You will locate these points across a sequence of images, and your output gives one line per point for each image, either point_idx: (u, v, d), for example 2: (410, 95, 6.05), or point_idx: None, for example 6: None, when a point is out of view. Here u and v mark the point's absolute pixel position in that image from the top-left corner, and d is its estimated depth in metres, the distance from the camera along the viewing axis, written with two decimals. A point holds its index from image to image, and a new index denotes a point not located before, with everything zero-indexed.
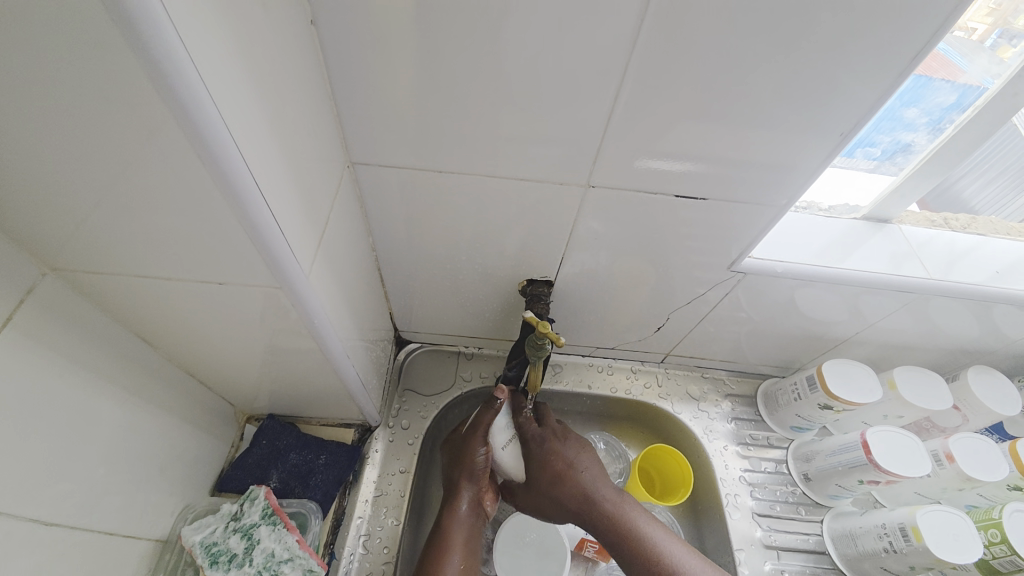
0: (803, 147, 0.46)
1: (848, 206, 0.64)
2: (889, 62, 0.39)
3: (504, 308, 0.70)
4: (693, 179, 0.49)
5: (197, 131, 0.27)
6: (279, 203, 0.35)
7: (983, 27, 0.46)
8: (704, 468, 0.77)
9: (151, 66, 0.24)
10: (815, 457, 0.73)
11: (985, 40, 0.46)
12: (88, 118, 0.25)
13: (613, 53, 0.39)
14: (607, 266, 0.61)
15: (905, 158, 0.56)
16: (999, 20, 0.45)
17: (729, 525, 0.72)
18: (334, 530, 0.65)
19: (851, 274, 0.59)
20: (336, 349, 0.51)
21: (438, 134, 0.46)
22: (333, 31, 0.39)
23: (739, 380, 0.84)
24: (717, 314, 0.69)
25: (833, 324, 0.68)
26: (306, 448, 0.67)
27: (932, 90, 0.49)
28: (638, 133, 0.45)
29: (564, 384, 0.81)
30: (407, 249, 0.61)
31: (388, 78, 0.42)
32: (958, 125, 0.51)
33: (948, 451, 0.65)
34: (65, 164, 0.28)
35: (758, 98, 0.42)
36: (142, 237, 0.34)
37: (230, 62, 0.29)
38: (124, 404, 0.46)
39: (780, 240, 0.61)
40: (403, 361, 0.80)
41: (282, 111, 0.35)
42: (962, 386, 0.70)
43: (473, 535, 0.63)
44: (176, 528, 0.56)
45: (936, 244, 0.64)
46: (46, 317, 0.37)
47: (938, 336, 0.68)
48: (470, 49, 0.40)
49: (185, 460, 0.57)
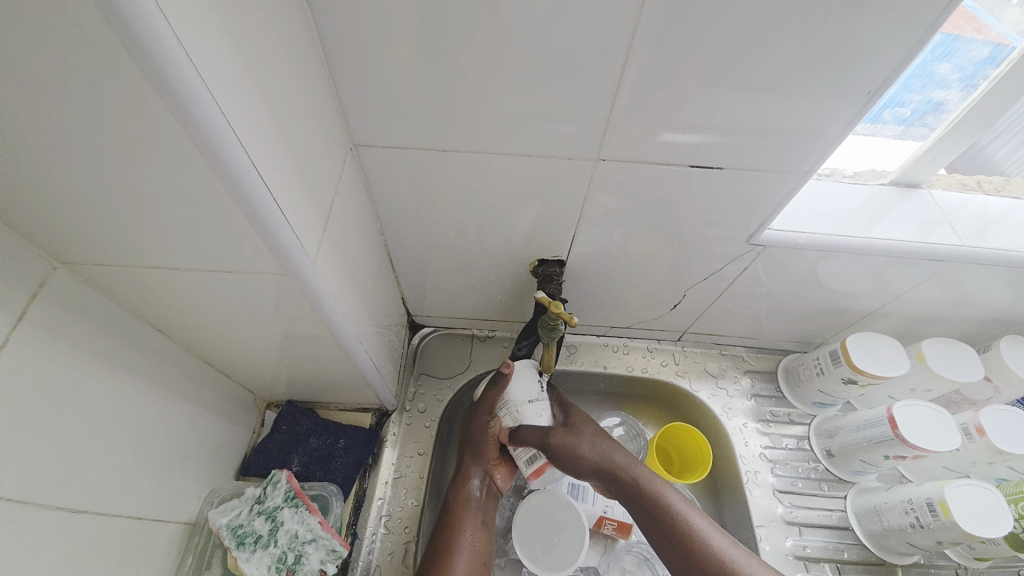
0: (825, 110, 0.43)
1: (875, 171, 0.61)
2: (921, 14, 0.36)
3: (515, 290, 0.70)
4: (709, 150, 0.47)
5: (193, 120, 0.26)
6: (280, 189, 0.34)
7: None
8: (723, 445, 0.77)
9: (135, 50, 0.23)
10: (839, 433, 0.72)
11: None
12: (78, 109, 0.25)
13: (621, 17, 0.37)
14: (621, 244, 0.60)
15: (936, 119, 0.52)
16: None
17: (750, 502, 0.72)
18: (355, 511, 0.66)
19: (878, 243, 0.56)
20: (348, 334, 0.51)
21: (441, 113, 0.45)
22: (327, 8, 0.38)
23: (759, 356, 0.83)
24: (735, 290, 0.67)
25: (858, 297, 0.66)
26: (325, 433, 0.69)
27: (964, 44, 0.45)
28: (649, 105, 0.43)
29: (579, 364, 0.80)
30: (416, 233, 0.60)
31: (387, 57, 0.41)
32: (991, 82, 0.47)
33: (979, 424, 0.63)
34: (63, 156, 0.27)
35: (777, 62, 0.39)
36: (148, 228, 0.33)
37: (219, 43, 0.27)
38: (146, 394, 0.47)
39: (803, 211, 0.59)
40: (418, 346, 0.80)
41: (278, 96, 0.34)
42: (994, 356, 0.67)
43: (488, 508, 0.64)
44: (203, 512, 0.57)
45: (969, 209, 0.60)
46: (61, 310, 0.37)
47: (970, 306, 0.66)
48: (469, 22, 0.38)
49: (209, 447, 0.59)
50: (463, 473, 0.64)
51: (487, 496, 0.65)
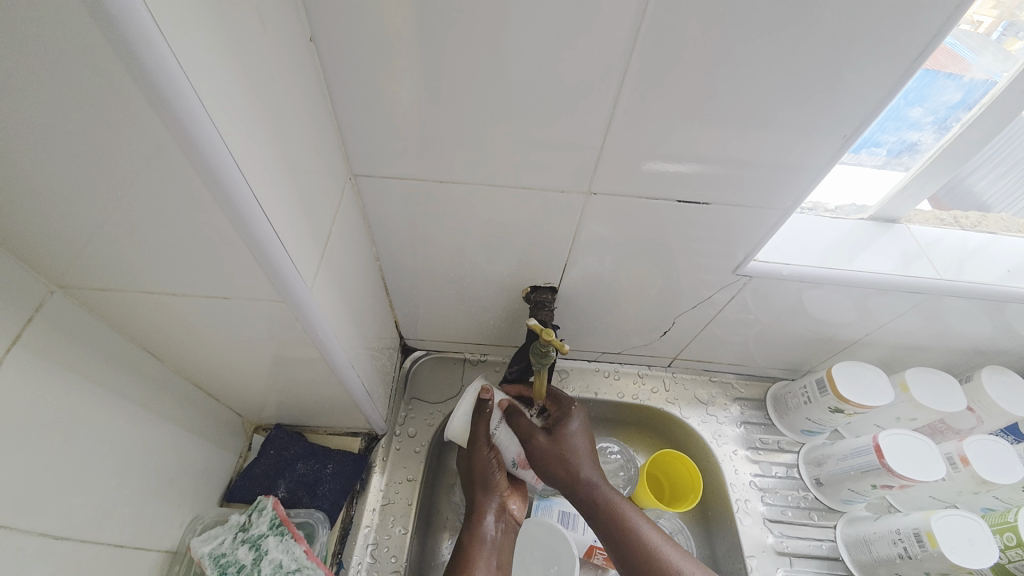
0: (807, 147, 0.45)
1: (855, 206, 0.63)
2: (891, 63, 0.39)
3: (508, 315, 0.70)
4: (696, 183, 0.49)
5: (199, 154, 0.27)
6: (281, 217, 0.35)
7: (989, 20, 0.45)
8: (714, 472, 0.76)
9: (147, 87, 0.24)
10: (827, 461, 0.72)
11: (991, 33, 0.45)
12: (90, 142, 0.26)
13: (612, 60, 0.39)
14: (612, 271, 0.61)
15: (911, 158, 0.55)
16: (1005, 13, 0.44)
17: (740, 531, 0.71)
18: (341, 539, 0.65)
19: (859, 275, 0.58)
20: (340, 358, 0.52)
21: (439, 144, 0.47)
22: (333, 47, 0.40)
23: (748, 383, 0.83)
24: (723, 317, 0.68)
25: (842, 326, 0.67)
26: (313, 458, 0.68)
27: (936, 88, 0.48)
28: (638, 140, 0.45)
29: (570, 390, 0.80)
30: (410, 259, 0.61)
31: (388, 91, 0.43)
32: (964, 124, 0.50)
33: (963, 453, 0.64)
34: (69, 184, 0.28)
35: (758, 104, 0.42)
36: (148, 255, 0.34)
37: (229, 80, 0.29)
38: (132, 418, 0.46)
39: (787, 242, 0.61)
40: (409, 370, 0.80)
41: (282, 128, 0.36)
42: (976, 387, 0.68)
43: (504, 545, 0.62)
44: (185, 539, 0.56)
45: (944, 243, 0.63)
46: (54, 334, 0.37)
47: (951, 337, 0.67)
48: (471, 63, 0.40)
49: (194, 471, 0.57)
50: (477, 511, 0.62)
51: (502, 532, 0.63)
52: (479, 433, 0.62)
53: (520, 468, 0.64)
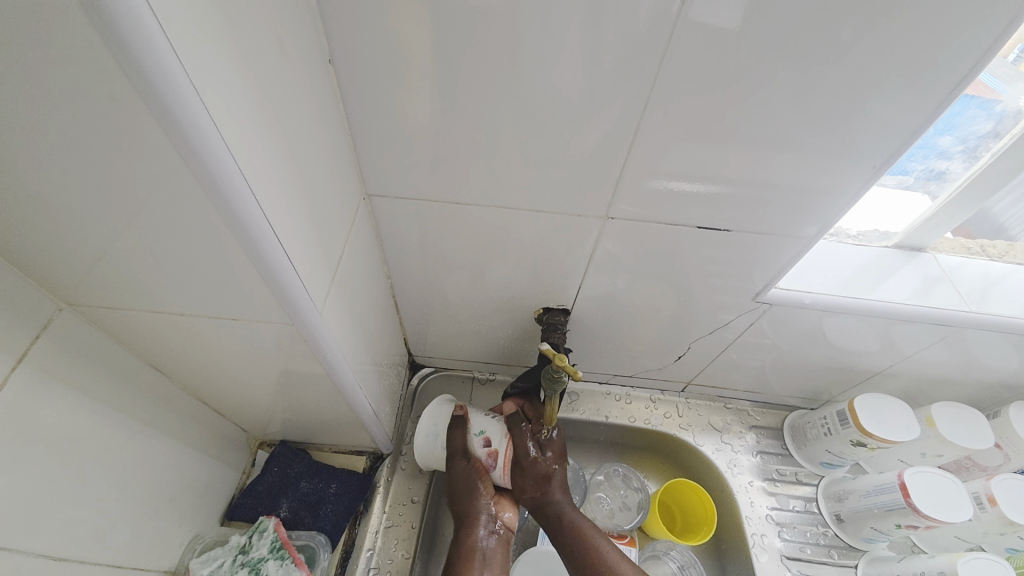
0: (835, 173, 0.44)
1: (879, 232, 0.61)
2: (924, 92, 0.37)
3: (519, 335, 0.69)
4: (717, 207, 0.48)
5: (213, 179, 0.27)
6: (293, 239, 0.35)
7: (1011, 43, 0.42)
8: (728, 503, 0.74)
9: (162, 114, 0.23)
10: (848, 497, 0.70)
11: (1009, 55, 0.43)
12: (103, 165, 0.25)
13: (634, 86, 0.39)
14: (628, 293, 0.60)
15: (939, 186, 0.54)
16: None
17: (756, 567, 0.68)
18: (342, 562, 0.63)
19: (884, 305, 0.56)
20: (347, 379, 0.51)
21: (455, 165, 0.46)
22: (351, 68, 0.39)
23: (764, 411, 0.81)
24: (740, 343, 0.67)
25: (865, 356, 0.65)
26: (317, 476, 0.67)
27: (967, 117, 0.47)
28: (658, 164, 0.44)
29: (579, 413, 0.78)
30: (422, 278, 0.60)
31: (405, 113, 0.42)
32: (994, 154, 0.48)
33: (990, 494, 0.61)
34: (83, 208, 0.28)
35: (784, 132, 0.41)
36: (157, 274, 0.33)
37: (247, 106, 0.29)
38: (136, 434, 0.46)
39: (809, 269, 0.59)
40: (417, 387, 0.78)
41: (298, 148, 0.35)
42: (1005, 423, 0.66)
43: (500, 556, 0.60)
44: (184, 560, 0.55)
45: (973, 272, 0.61)
46: (61, 351, 0.37)
47: (978, 370, 0.65)
48: (490, 85, 0.40)
49: (196, 489, 0.57)
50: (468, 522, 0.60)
51: (497, 542, 0.61)
52: (456, 444, 0.61)
53: (487, 460, 0.61)
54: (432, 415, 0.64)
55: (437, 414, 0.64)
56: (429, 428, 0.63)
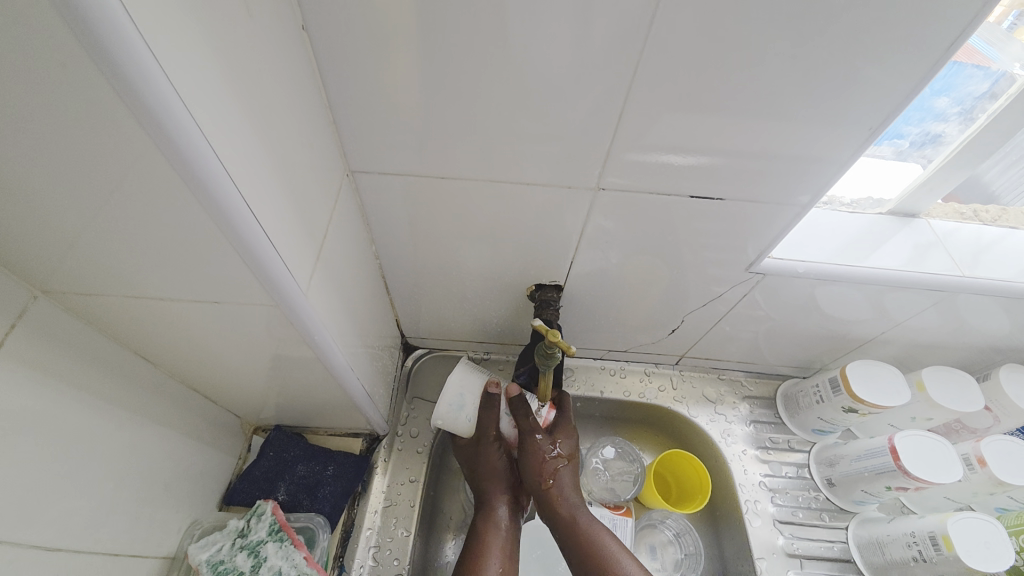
0: (830, 139, 0.43)
1: (872, 199, 0.61)
2: (924, 50, 0.36)
3: (512, 313, 0.69)
4: (711, 177, 0.47)
5: (179, 157, 0.25)
6: (271, 218, 0.33)
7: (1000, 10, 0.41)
8: (722, 472, 0.75)
9: (114, 79, 0.21)
10: (839, 462, 0.71)
11: (1004, 23, 0.42)
12: (61, 144, 0.24)
13: (625, 49, 0.37)
14: (621, 267, 0.59)
15: (935, 150, 0.53)
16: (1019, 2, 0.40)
17: (750, 533, 0.70)
18: (343, 542, 0.64)
19: (876, 273, 0.56)
20: (338, 361, 0.50)
21: (441, 139, 0.44)
22: (326, 36, 0.37)
23: (757, 380, 0.82)
24: (734, 314, 0.66)
25: (857, 324, 0.65)
26: (314, 459, 0.67)
27: (963, 78, 0.46)
28: (650, 133, 0.43)
29: (575, 388, 0.78)
30: (411, 257, 0.59)
31: (386, 83, 0.40)
32: (991, 116, 0.47)
33: (980, 455, 0.63)
34: (42, 188, 0.26)
35: (781, 96, 0.40)
36: (132, 259, 0.32)
37: (209, 73, 0.27)
38: (125, 424, 0.45)
39: (802, 239, 0.58)
40: (411, 368, 0.78)
41: (271, 122, 0.33)
42: (993, 386, 0.67)
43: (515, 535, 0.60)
44: (183, 545, 0.55)
45: (966, 238, 0.60)
46: (38, 341, 0.35)
47: (968, 335, 0.65)
48: (473, 52, 0.38)
49: (191, 476, 0.56)
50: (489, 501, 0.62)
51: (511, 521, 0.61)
52: (488, 424, 0.62)
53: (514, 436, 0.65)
54: (458, 382, 0.63)
55: (462, 380, 0.63)
56: (454, 395, 0.63)
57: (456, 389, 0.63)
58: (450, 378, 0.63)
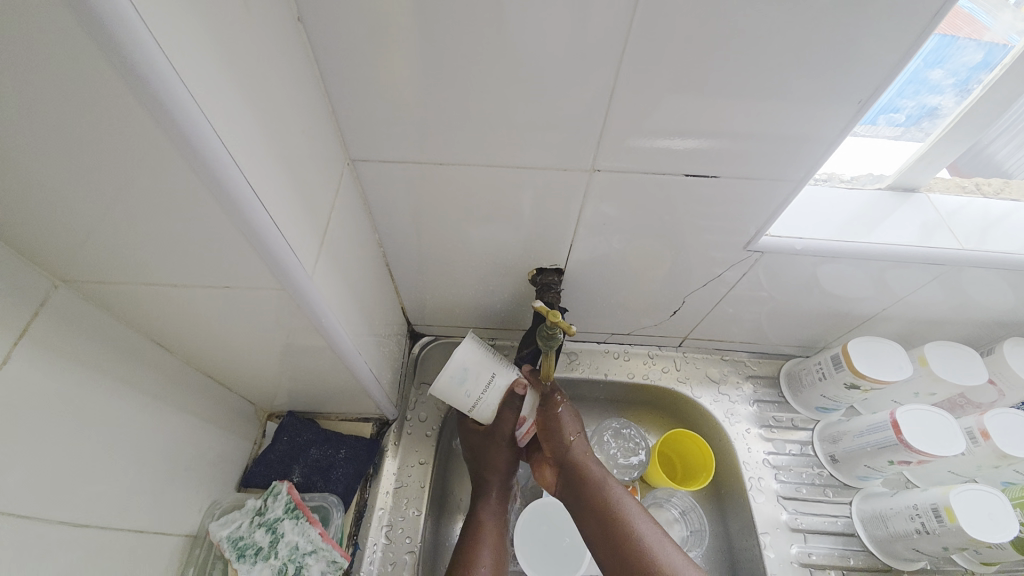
0: (820, 114, 0.43)
1: (872, 175, 0.61)
2: (911, 20, 0.36)
3: (514, 298, 0.70)
4: (705, 156, 0.47)
5: (189, 144, 0.26)
6: (276, 204, 0.35)
7: None
8: (726, 452, 0.76)
9: (121, 68, 0.23)
10: (842, 438, 0.71)
11: None
12: (74, 135, 0.25)
13: (613, 29, 0.37)
14: (620, 250, 0.60)
15: (932, 123, 0.53)
16: None
17: (753, 509, 0.71)
18: (356, 521, 0.66)
19: (875, 248, 0.56)
20: (346, 345, 0.52)
21: (437, 125, 0.45)
22: (321, 27, 0.38)
23: (761, 361, 0.82)
24: (734, 295, 0.67)
25: (859, 300, 0.65)
26: (326, 443, 0.69)
27: (956, 49, 0.45)
28: (642, 113, 0.43)
29: (579, 371, 0.80)
30: (413, 244, 0.60)
31: (380, 71, 0.41)
32: (985, 86, 0.47)
33: (984, 428, 0.63)
34: (59, 179, 0.27)
35: (771, 72, 0.40)
36: (146, 247, 0.34)
37: (210, 63, 0.28)
38: (145, 408, 0.47)
39: (800, 216, 0.59)
40: (418, 355, 0.80)
41: (271, 111, 0.35)
42: (998, 359, 0.66)
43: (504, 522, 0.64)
44: (204, 524, 0.57)
45: (967, 211, 0.60)
46: (60, 328, 0.37)
47: (972, 309, 0.65)
48: (463, 37, 0.38)
49: (209, 460, 0.59)
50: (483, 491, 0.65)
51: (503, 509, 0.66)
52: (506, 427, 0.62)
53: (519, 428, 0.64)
54: (465, 355, 0.59)
55: (469, 355, 0.59)
56: (458, 369, 0.59)
57: (461, 362, 0.59)
58: (457, 350, 0.59)
